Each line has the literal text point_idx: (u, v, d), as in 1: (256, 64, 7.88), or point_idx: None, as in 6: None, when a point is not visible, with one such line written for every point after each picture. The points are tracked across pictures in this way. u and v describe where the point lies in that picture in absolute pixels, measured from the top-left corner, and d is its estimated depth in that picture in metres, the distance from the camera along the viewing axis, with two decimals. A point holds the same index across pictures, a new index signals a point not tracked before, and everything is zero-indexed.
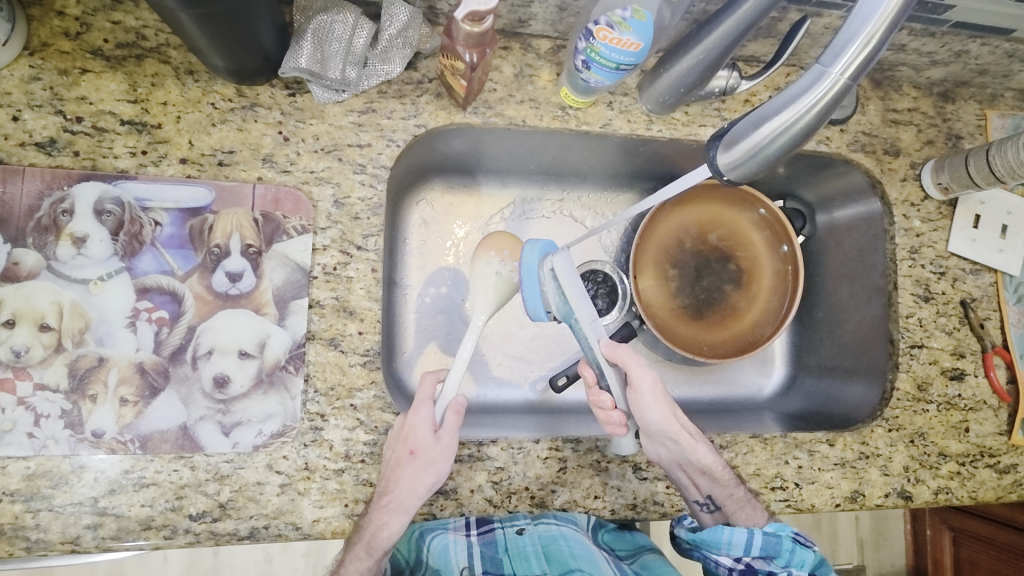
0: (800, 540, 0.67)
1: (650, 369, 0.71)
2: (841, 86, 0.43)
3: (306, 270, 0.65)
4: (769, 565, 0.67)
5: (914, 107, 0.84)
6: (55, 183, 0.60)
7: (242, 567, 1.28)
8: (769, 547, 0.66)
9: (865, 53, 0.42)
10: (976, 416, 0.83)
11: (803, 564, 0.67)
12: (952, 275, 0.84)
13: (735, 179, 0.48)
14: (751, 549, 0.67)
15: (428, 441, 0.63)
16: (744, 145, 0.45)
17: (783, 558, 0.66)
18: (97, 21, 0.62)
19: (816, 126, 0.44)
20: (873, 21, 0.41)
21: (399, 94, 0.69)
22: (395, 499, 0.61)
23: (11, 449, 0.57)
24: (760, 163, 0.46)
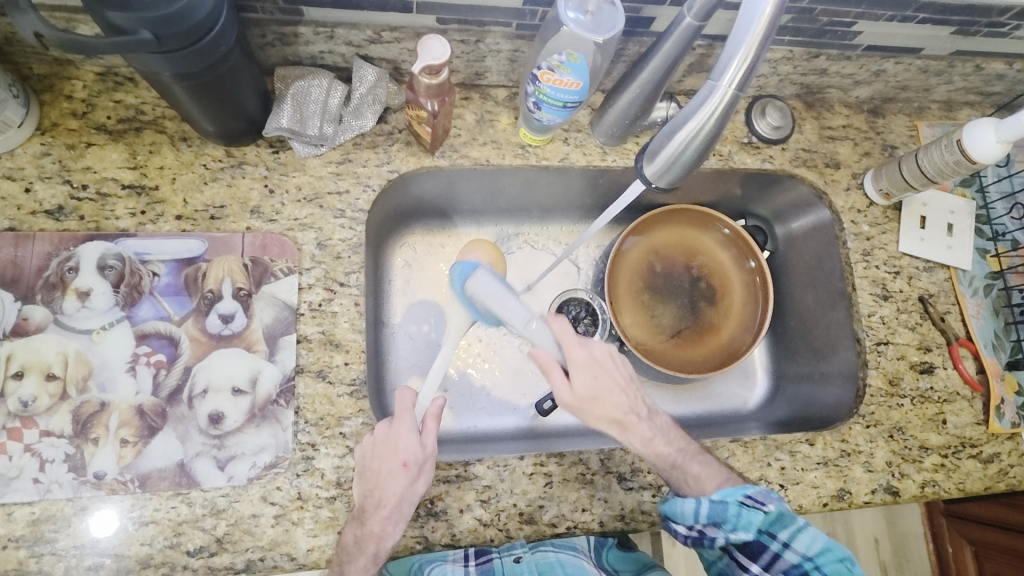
0: (749, 502, 0.67)
1: (582, 375, 0.69)
2: (731, 95, 0.51)
3: (293, 307, 0.69)
4: (717, 530, 0.68)
5: (848, 123, 0.92)
6: (62, 245, 0.66)
7: None
8: (715, 513, 0.67)
9: (744, 67, 0.50)
10: (952, 408, 0.85)
11: (749, 526, 0.67)
12: (907, 274, 0.89)
13: (665, 186, 0.58)
14: (700, 518, 0.68)
15: (406, 445, 0.64)
16: (662, 157, 0.55)
17: (730, 522, 0.67)
18: (101, 102, 0.70)
19: (718, 132, 0.53)
20: (747, 41, 0.48)
21: (373, 144, 0.76)
22: (396, 511, 0.63)
23: (17, 496, 0.60)
24: (680, 168, 0.56)
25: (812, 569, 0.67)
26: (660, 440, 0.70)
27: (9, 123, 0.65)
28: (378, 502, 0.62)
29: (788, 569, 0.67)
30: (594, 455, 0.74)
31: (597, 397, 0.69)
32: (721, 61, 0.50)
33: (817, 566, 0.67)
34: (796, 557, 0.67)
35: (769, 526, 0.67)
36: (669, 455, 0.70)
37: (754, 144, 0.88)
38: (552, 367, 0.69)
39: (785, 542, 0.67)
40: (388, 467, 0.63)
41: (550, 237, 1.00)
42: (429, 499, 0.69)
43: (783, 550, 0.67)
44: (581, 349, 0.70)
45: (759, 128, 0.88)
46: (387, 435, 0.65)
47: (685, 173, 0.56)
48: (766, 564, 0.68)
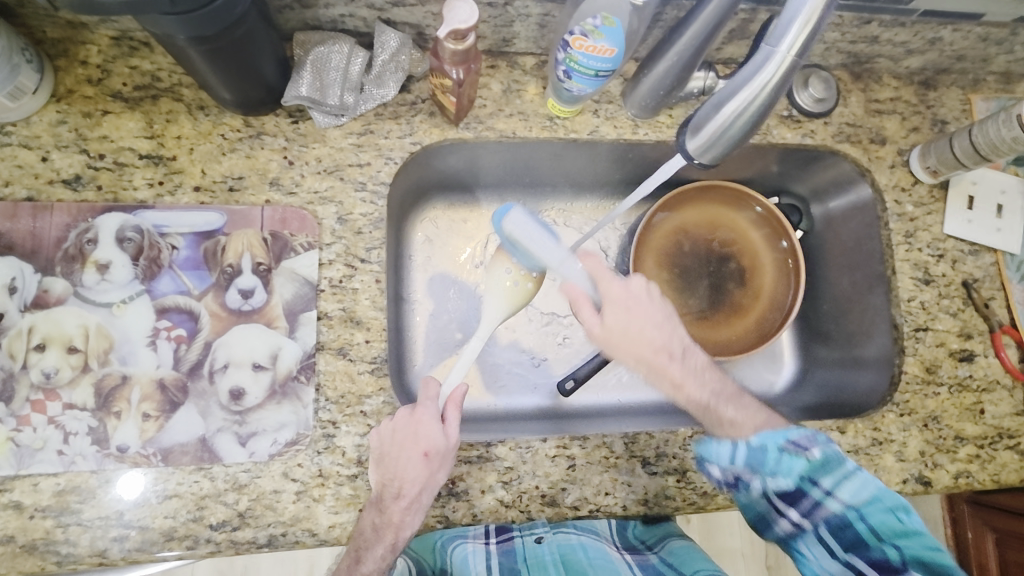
0: (790, 447, 0.63)
1: (613, 314, 0.70)
2: (789, 63, 0.49)
3: (313, 283, 0.68)
4: (755, 476, 0.65)
5: (896, 96, 0.87)
6: (80, 216, 0.64)
7: None
8: (753, 458, 0.64)
9: (806, 31, 0.47)
10: (991, 397, 0.82)
11: (789, 472, 0.63)
12: (951, 257, 0.85)
13: (710, 161, 0.55)
14: (735, 460, 0.65)
15: (432, 435, 0.64)
16: (708, 130, 0.52)
17: (769, 467, 0.64)
18: (117, 68, 0.68)
19: (772, 103, 0.51)
20: (809, 5, 0.46)
21: (395, 115, 0.73)
22: (415, 501, 0.62)
23: (42, 467, 0.60)
24: (726, 143, 0.53)
25: (854, 519, 0.61)
26: (692, 384, 0.69)
27: (24, 90, 0.63)
28: (398, 491, 0.62)
29: (829, 519, 0.62)
30: (618, 438, 0.73)
31: (625, 332, 0.69)
32: (780, 25, 0.47)
33: (862, 517, 0.61)
34: (839, 505, 0.61)
35: (813, 473, 0.63)
36: (700, 400, 0.68)
37: (794, 117, 0.84)
38: (582, 302, 0.70)
39: (827, 489, 0.62)
40: (409, 454, 0.62)
41: (575, 213, 0.97)
42: (451, 479, 0.69)
43: (825, 499, 0.62)
44: (614, 286, 0.71)
45: (801, 100, 0.83)
46: (407, 422, 0.64)
47: (733, 147, 0.53)
48: (806, 511, 0.63)
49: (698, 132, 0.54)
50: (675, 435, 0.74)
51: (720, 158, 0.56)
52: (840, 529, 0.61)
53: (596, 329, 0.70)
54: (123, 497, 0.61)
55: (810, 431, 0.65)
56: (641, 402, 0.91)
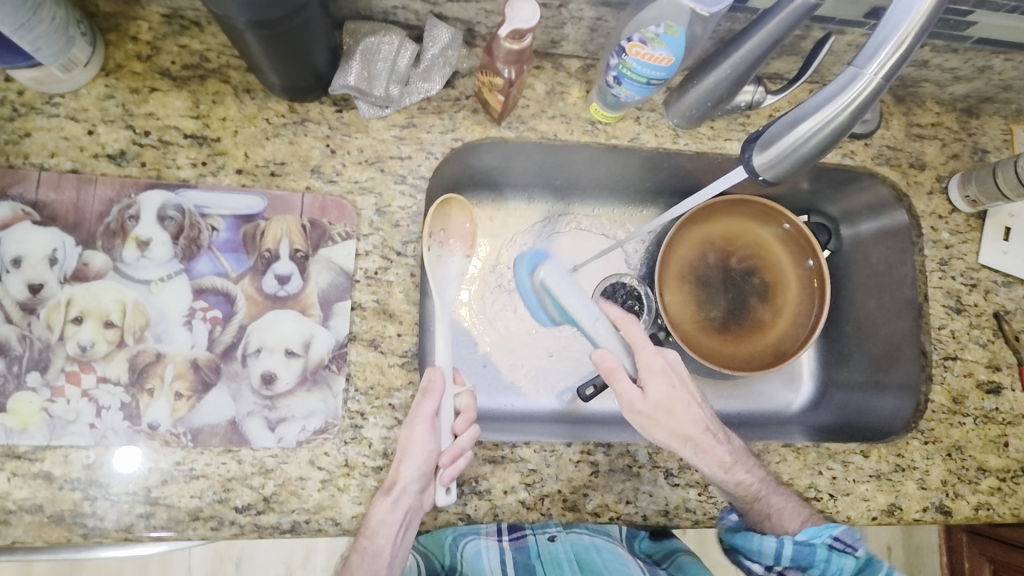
0: (838, 547, 0.68)
1: (658, 386, 0.68)
2: (874, 86, 0.48)
3: (349, 274, 0.68)
4: (804, 574, 0.70)
5: (938, 122, 0.86)
6: (123, 191, 0.65)
7: None
8: (799, 556, 0.68)
9: (897, 55, 0.47)
10: (1015, 431, 0.81)
11: (840, 572, 0.68)
12: (984, 287, 0.84)
13: (772, 178, 0.54)
14: (781, 560, 0.69)
15: (404, 436, 0.64)
16: (782, 143, 0.51)
17: (816, 567, 0.69)
18: (166, 45, 0.68)
19: (848, 126, 0.50)
20: (904, 27, 0.46)
21: (438, 109, 0.73)
22: (388, 483, 0.63)
23: (73, 439, 0.61)
24: (796, 160, 0.52)
25: None
26: (740, 467, 0.69)
27: (76, 62, 0.63)
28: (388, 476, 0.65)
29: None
30: (641, 447, 0.73)
31: (667, 416, 0.68)
32: (871, 45, 0.47)
33: None
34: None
35: (858, 570, 0.69)
36: (750, 486, 0.69)
37: None
38: (618, 372, 0.68)
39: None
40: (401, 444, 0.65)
41: (603, 219, 0.97)
42: (474, 478, 0.69)
43: None
44: (654, 358, 0.70)
45: None
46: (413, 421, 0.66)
47: (800, 166, 0.52)
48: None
49: (767, 147, 0.53)
50: None
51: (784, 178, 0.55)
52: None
53: (636, 404, 0.68)
54: (121, 468, 0.61)
55: (853, 529, 0.69)
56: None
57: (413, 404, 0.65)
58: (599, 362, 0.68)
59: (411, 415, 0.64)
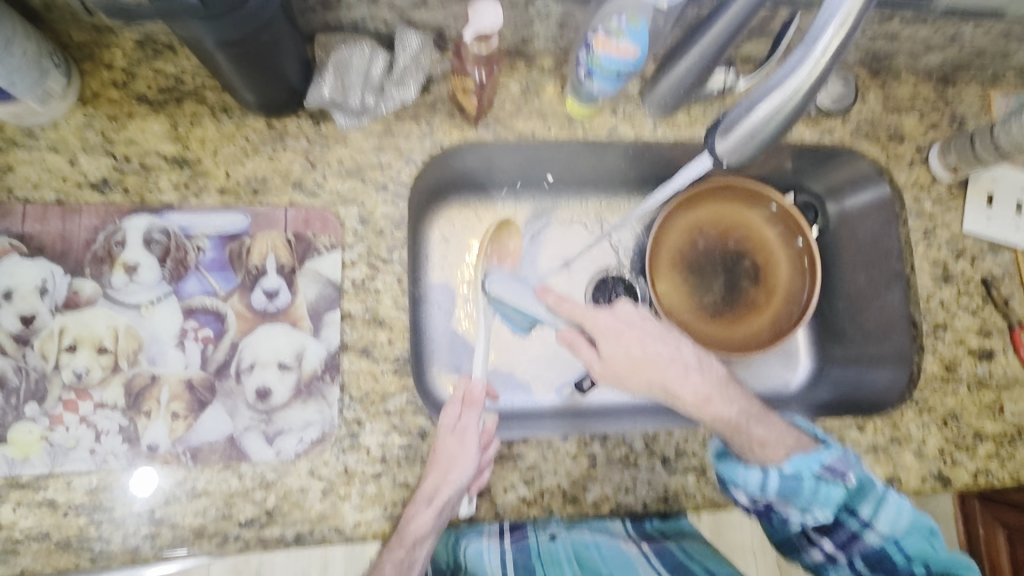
0: (827, 477, 0.67)
1: (613, 341, 0.71)
2: (824, 66, 0.49)
3: (336, 284, 0.69)
4: (789, 505, 0.68)
5: (915, 93, 0.86)
6: (108, 218, 0.65)
7: None
8: (789, 488, 0.67)
9: (842, 34, 0.47)
10: (1010, 395, 0.81)
11: (827, 502, 0.67)
12: (970, 255, 0.84)
13: (736, 163, 0.56)
14: (770, 492, 0.68)
15: (453, 445, 0.65)
16: (740, 130, 0.53)
17: (807, 498, 0.67)
18: (141, 71, 0.69)
19: (804, 106, 0.51)
20: (846, 6, 0.46)
21: (415, 116, 0.73)
22: (425, 492, 0.64)
23: (74, 465, 0.61)
24: (755, 145, 0.53)
25: (889, 545, 0.68)
26: (720, 402, 0.69)
27: (53, 94, 0.64)
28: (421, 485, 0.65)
29: (868, 546, 0.69)
30: (637, 436, 0.73)
31: (629, 365, 0.71)
32: (816, 27, 0.47)
33: (900, 546, 0.68)
34: (877, 536, 0.68)
35: (850, 501, 0.68)
36: (729, 419, 0.68)
37: (813, 115, 0.84)
38: (578, 342, 0.72)
39: (865, 519, 0.68)
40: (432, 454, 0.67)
41: (588, 213, 0.99)
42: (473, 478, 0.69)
43: (862, 529, 0.68)
44: (603, 314, 0.73)
45: (820, 98, 0.83)
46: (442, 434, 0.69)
47: (761, 149, 0.54)
48: (842, 541, 0.69)
49: (727, 133, 0.55)
50: (694, 433, 0.74)
51: (749, 160, 0.57)
52: (876, 557, 0.69)
53: (597, 365, 0.72)
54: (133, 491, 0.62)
55: (841, 453, 0.68)
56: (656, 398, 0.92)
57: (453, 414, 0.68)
58: (562, 337, 0.73)
59: (453, 424, 0.68)
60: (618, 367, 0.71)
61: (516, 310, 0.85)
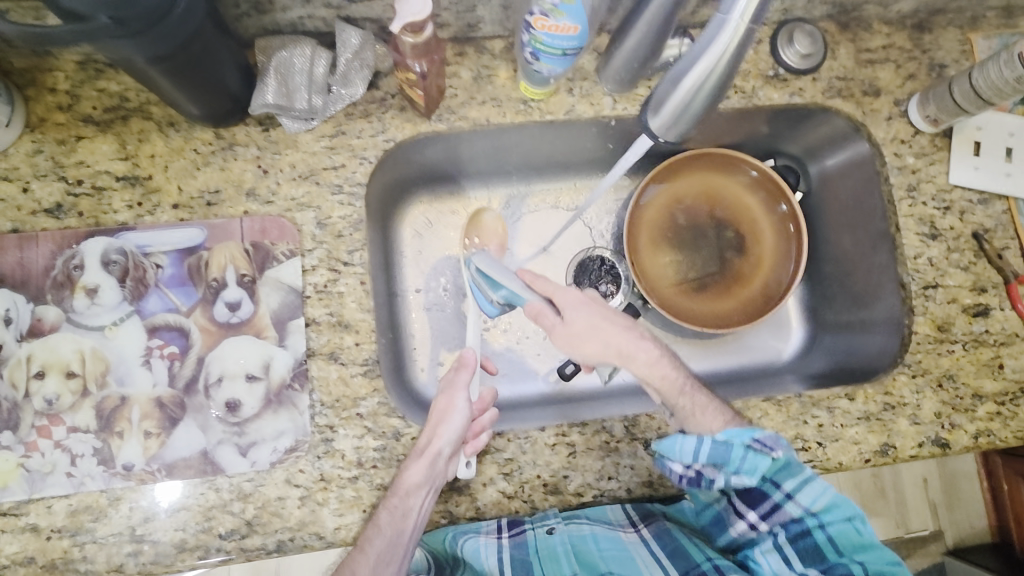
0: (756, 447, 0.66)
1: (580, 309, 0.73)
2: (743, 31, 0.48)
3: (298, 291, 0.68)
4: (717, 472, 0.67)
5: (888, 44, 0.83)
6: (64, 243, 0.65)
7: None
8: (717, 455, 0.65)
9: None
10: (1010, 351, 0.77)
11: (752, 471, 0.66)
12: (958, 208, 0.80)
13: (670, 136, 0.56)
14: (700, 457, 0.65)
15: (446, 401, 0.69)
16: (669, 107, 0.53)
17: (732, 466, 0.66)
18: (85, 92, 0.68)
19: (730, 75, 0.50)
20: None
21: (365, 113, 0.72)
22: (420, 446, 0.66)
23: (54, 489, 0.62)
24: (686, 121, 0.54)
25: (812, 526, 0.66)
26: (666, 364, 0.73)
27: None
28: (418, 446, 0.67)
29: (787, 522, 0.67)
30: (617, 422, 0.72)
31: (586, 335, 0.73)
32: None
33: (822, 525, 0.65)
34: (799, 510, 0.66)
35: (775, 474, 0.67)
36: (676, 381, 0.71)
37: (780, 76, 0.80)
38: (543, 315, 0.73)
39: (787, 493, 0.66)
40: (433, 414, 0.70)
41: (563, 196, 0.97)
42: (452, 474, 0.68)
43: (784, 501, 0.67)
44: (569, 291, 0.75)
45: (786, 58, 0.80)
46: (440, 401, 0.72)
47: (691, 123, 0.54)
48: (765, 513, 0.68)
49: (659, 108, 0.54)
50: None
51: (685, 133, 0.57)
52: (798, 536, 0.66)
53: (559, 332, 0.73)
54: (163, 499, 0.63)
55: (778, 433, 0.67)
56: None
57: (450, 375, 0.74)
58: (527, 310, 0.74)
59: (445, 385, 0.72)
60: (578, 335, 0.72)
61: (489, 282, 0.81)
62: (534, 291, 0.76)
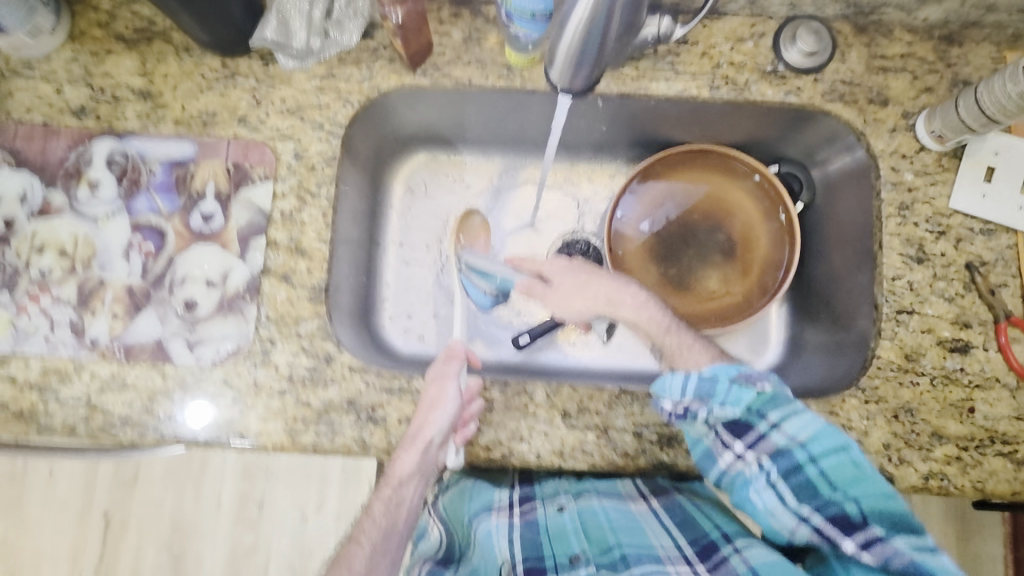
0: (741, 381, 0.65)
1: (561, 262, 0.82)
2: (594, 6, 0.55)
3: (265, 212, 0.74)
4: (707, 407, 0.65)
5: (909, 53, 0.78)
6: (79, 141, 0.75)
7: (281, 524, 1.37)
8: (703, 389, 0.65)
9: None
10: (985, 395, 0.72)
11: (737, 403, 0.65)
12: (955, 235, 0.75)
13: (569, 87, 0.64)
14: (688, 392, 0.66)
15: (435, 391, 0.70)
16: (557, 59, 0.61)
17: (719, 397, 0.65)
18: (121, 13, 0.77)
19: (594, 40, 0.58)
20: None
21: (356, 60, 0.77)
22: (413, 433, 0.69)
23: (32, 348, 0.71)
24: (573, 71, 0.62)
25: (806, 462, 0.63)
26: (650, 308, 0.78)
27: (42, 30, 0.74)
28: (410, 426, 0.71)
29: (775, 455, 0.64)
30: (540, 387, 0.73)
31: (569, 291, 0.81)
32: None
33: (815, 462, 0.63)
34: (784, 440, 0.64)
35: (761, 406, 0.65)
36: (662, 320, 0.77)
37: (779, 73, 0.78)
38: (534, 287, 0.83)
39: (773, 423, 0.65)
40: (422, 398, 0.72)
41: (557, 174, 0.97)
42: (371, 406, 0.72)
43: (769, 431, 0.65)
44: (552, 259, 0.83)
45: (787, 55, 0.77)
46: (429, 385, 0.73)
47: (580, 74, 0.62)
48: (752, 444, 0.65)
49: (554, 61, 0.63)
50: (600, 392, 0.73)
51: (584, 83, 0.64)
52: (790, 474, 0.64)
53: (550, 298, 0.81)
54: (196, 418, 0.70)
55: (766, 369, 0.66)
56: (623, 369, 0.90)
57: (439, 365, 0.73)
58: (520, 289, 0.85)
59: (435, 373, 0.72)
60: (563, 292, 0.81)
61: (483, 275, 0.88)
62: (524, 271, 0.86)
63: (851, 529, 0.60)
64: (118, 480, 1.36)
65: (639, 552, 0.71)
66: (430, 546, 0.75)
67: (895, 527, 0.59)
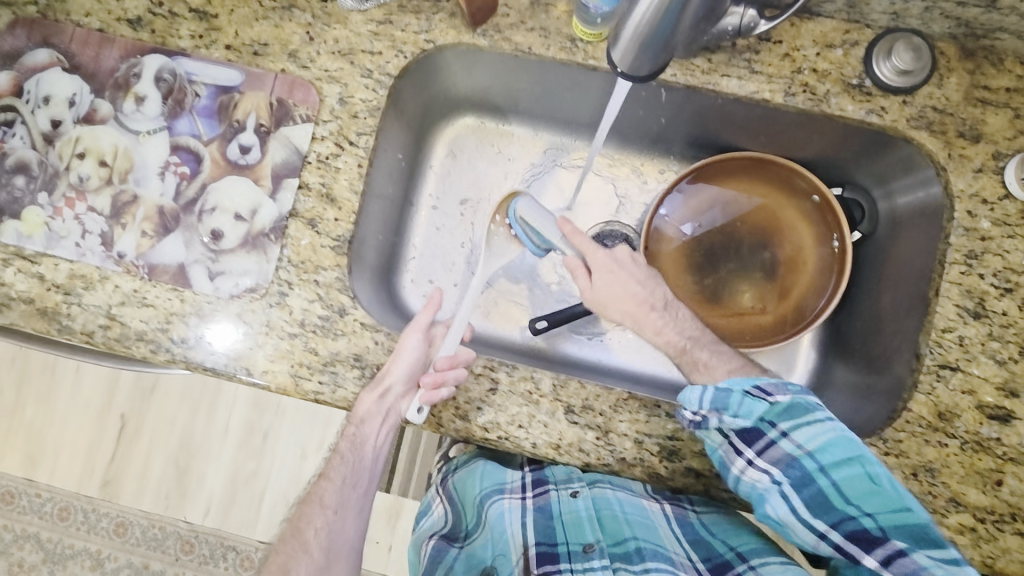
0: (755, 393, 0.64)
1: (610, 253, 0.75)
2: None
3: (301, 154, 0.73)
4: (723, 420, 0.64)
5: (1015, 88, 0.70)
6: (131, 53, 0.74)
7: (282, 459, 1.40)
8: (720, 399, 0.64)
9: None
10: (1016, 470, 0.67)
11: (751, 415, 0.64)
12: (1021, 295, 0.69)
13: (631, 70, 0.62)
14: (707, 404, 0.64)
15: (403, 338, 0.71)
16: (623, 40, 0.59)
17: (732, 409, 0.64)
18: None
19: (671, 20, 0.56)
20: None
21: (417, 9, 0.74)
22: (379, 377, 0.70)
23: (62, 251, 0.72)
24: (640, 52, 0.59)
25: (819, 473, 0.62)
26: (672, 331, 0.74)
27: None
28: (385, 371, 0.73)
29: (789, 465, 0.63)
30: (547, 377, 0.71)
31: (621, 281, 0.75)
32: None
33: (829, 475, 0.62)
34: (796, 450, 0.63)
35: (774, 415, 0.64)
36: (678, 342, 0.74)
37: (864, 88, 0.71)
38: (580, 269, 0.76)
39: (784, 432, 0.64)
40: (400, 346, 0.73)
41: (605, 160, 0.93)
42: (376, 365, 0.71)
43: (781, 440, 0.64)
44: (603, 252, 0.75)
45: (877, 70, 0.70)
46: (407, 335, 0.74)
47: (647, 57, 0.60)
48: (763, 453, 0.64)
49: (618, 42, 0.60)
50: (607, 393, 0.71)
51: (647, 69, 0.62)
52: (805, 485, 0.63)
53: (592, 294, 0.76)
54: (212, 344, 0.71)
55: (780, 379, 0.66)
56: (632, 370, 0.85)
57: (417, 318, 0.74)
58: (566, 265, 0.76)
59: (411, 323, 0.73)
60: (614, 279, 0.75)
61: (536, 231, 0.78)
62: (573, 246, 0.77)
63: (872, 546, 0.60)
64: (138, 386, 1.42)
65: (654, 548, 0.71)
66: (434, 522, 0.85)
67: (914, 540, 0.59)
